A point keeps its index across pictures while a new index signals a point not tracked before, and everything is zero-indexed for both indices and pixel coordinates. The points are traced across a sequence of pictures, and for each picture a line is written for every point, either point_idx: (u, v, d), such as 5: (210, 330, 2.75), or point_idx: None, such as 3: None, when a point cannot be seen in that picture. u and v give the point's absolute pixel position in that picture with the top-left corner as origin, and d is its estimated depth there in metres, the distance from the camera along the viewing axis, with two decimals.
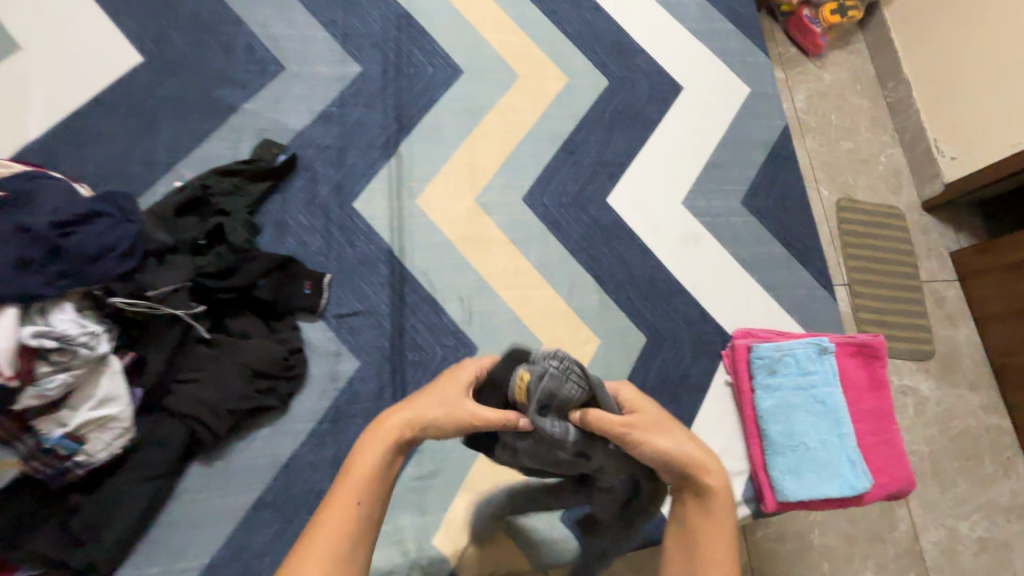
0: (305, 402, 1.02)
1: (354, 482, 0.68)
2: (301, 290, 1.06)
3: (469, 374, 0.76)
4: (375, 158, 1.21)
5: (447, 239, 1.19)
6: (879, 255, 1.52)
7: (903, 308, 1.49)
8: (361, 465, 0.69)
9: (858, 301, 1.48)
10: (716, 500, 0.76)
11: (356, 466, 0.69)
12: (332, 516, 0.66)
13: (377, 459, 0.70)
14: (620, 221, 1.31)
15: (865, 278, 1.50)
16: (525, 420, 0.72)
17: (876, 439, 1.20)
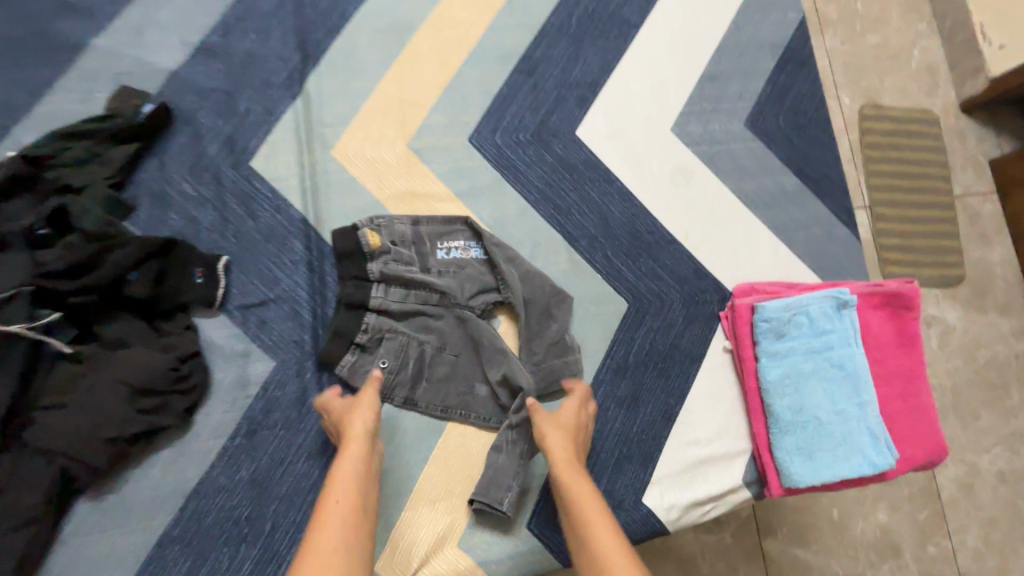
0: (210, 415, 0.84)
1: (335, 503, 0.68)
2: (190, 280, 0.85)
3: (366, 420, 0.79)
4: (276, 101, 0.96)
5: (375, 199, 0.96)
6: (909, 172, 1.23)
7: (936, 236, 1.22)
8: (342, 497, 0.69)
9: (882, 230, 1.20)
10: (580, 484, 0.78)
11: (332, 487, 0.70)
12: (324, 535, 0.64)
13: (346, 480, 0.71)
14: (593, 159, 1.06)
15: (896, 201, 1.22)
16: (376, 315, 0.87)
17: (902, 405, 1.01)
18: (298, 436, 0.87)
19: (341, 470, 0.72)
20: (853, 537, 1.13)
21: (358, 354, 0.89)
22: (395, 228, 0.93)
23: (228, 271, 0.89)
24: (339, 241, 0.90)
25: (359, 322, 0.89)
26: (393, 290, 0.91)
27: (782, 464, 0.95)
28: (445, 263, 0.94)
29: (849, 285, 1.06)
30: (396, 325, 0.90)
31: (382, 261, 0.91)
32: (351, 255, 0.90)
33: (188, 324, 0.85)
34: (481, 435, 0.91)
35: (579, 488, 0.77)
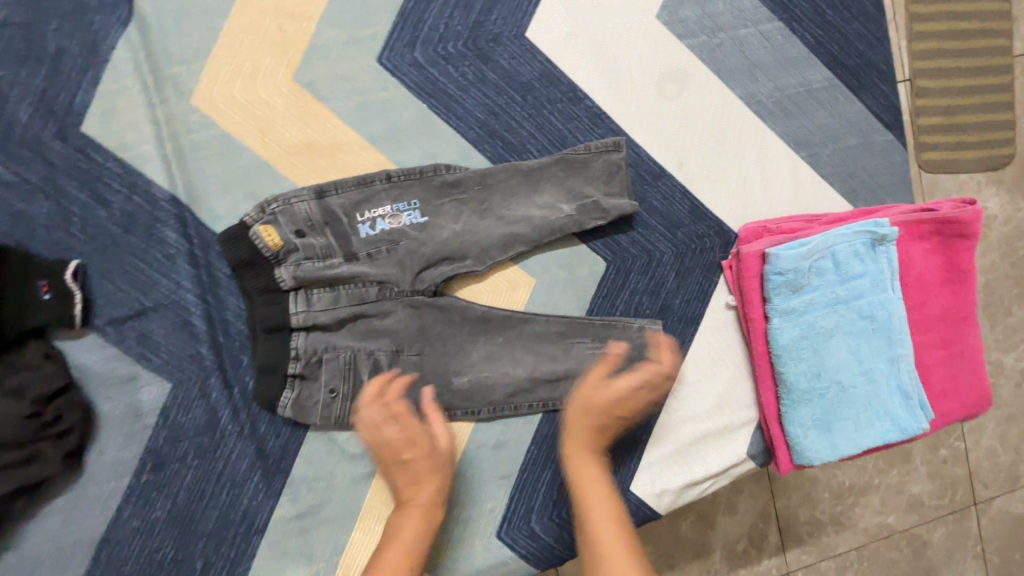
0: (104, 453, 0.70)
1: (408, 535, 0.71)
2: (33, 297, 0.66)
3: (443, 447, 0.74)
4: (98, 33, 0.69)
5: (262, 159, 0.72)
6: (969, 33, 0.90)
7: (997, 118, 0.91)
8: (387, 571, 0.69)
9: (925, 116, 0.90)
10: (591, 487, 0.72)
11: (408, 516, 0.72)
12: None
13: (415, 514, 0.72)
14: (550, 71, 0.78)
15: (964, 78, 0.90)
16: (317, 342, 0.72)
17: (943, 354, 0.84)
18: (216, 464, 0.73)
19: (404, 524, 0.71)
20: (870, 464, 1.01)
21: (299, 386, 0.72)
22: (296, 212, 0.70)
23: (85, 277, 0.69)
24: (230, 249, 0.70)
25: (286, 349, 0.71)
26: (318, 296, 0.71)
27: (793, 439, 0.81)
28: (372, 241, 0.72)
29: (887, 211, 0.83)
30: (334, 340, 0.72)
31: (293, 262, 0.70)
32: (253, 264, 0.70)
33: (47, 352, 0.67)
34: None
35: (591, 484, 0.72)
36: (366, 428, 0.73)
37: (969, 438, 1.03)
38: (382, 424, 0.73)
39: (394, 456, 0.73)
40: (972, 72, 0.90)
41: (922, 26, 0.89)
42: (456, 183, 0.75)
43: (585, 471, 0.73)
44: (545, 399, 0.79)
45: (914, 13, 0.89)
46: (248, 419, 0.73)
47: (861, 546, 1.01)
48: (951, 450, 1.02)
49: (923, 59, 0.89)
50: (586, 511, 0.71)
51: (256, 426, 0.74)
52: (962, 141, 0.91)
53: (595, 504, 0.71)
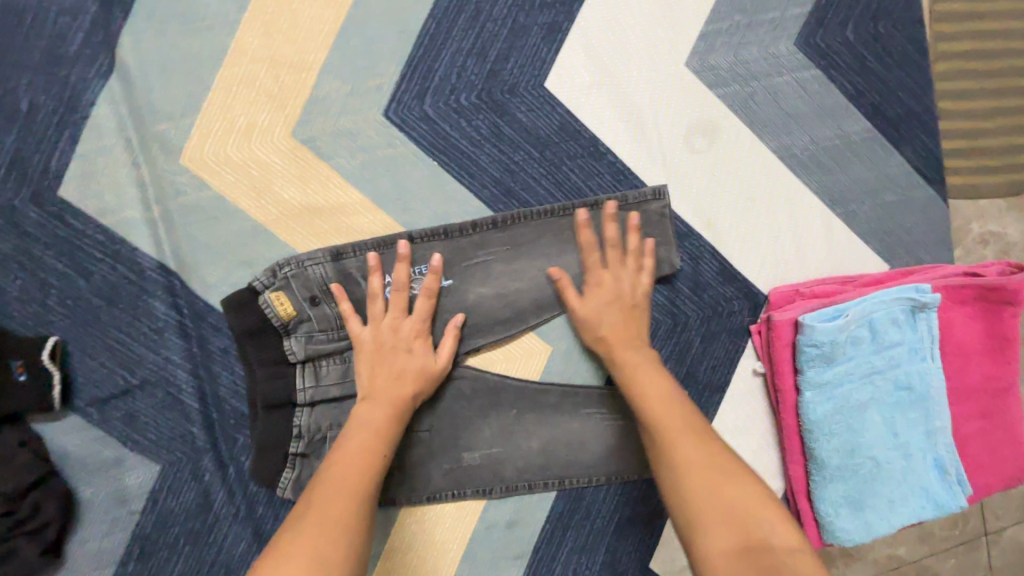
0: (86, 544, 0.65)
1: (360, 438, 0.60)
2: (7, 381, 0.60)
3: (408, 335, 0.65)
4: (76, 87, 0.62)
5: (257, 223, 0.66)
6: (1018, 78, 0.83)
7: None
8: (351, 454, 0.58)
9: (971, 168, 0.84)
10: (649, 380, 0.65)
11: (360, 418, 0.61)
12: (333, 476, 0.56)
13: (384, 409, 0.62)
14: (571, 124, 0.72)
15: (998, 113, 0.83)
16: (321, 420, 0.67)
17: (982, 425, 0.79)
18: (208, 550, 0.67)
19: (353, 431, 0.60)
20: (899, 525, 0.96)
21: (300, 465, 0.67)
22: (309, 279, 0.65)
23: (64, 354, 0.63)
24: (236, 316, 0.64)
25: (288, 426, 0.66)
26: (326, 369, 0.67)
27: (823, 517, 0.76)
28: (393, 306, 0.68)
29: (927, 274, 0.78)
30: (340, 417, 0.67)
31: (303, 334, 0.65)
32: (258, 334, 0.65)
33: (22, 439, 0.62)
34: (446, 517, 0.73)
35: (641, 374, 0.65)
36: (627, 285, 0.70)
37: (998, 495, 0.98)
38: (616, 272, 0.70)
39: (621, 306, 0.69)
40: (1013, 109, 0.83)
41: (957, 59, 0.82)
42: (483, 246, 0.70)
43: (640, 366, 0.66)
44: (562, 475, 0.74)
45: (942, 42, 0.82)
46: (243, 501, 0.68)
47: None
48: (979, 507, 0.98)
49: (956, 97, 0.82)
50: (648, 394, 0.63)
51: (252, 508, 0.68)
52: (992, 177, 0.83)
53: (649, 395, 0.63)
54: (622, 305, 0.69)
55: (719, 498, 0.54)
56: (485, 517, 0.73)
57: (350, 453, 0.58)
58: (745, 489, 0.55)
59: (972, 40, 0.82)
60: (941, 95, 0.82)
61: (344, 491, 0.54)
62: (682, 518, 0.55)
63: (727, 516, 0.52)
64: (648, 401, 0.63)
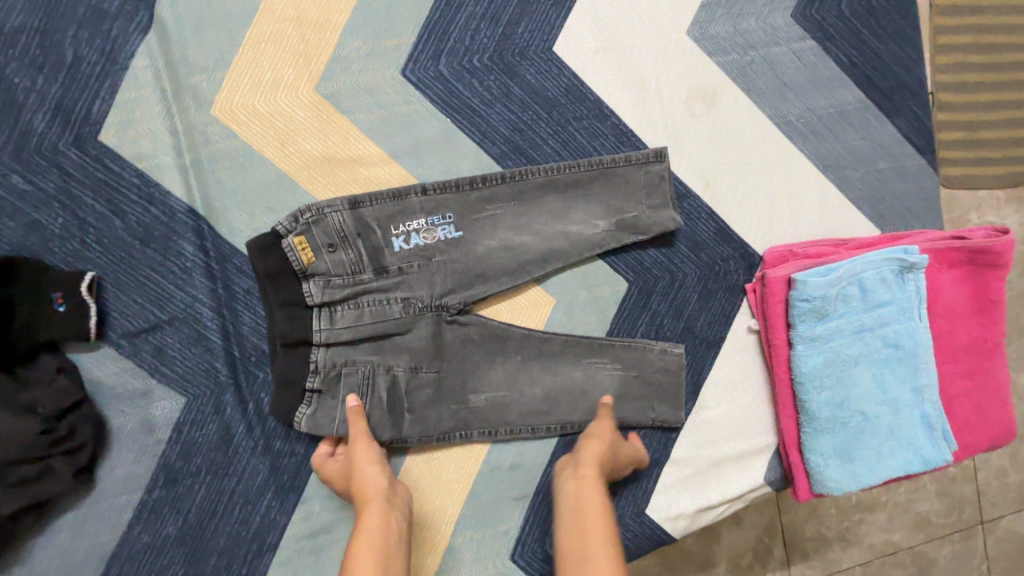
0: (116, 468, 0.69)
1: (370, 515, 0.63)
2: (47, 310, 0.65)
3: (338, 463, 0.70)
4: (117, 40, 0.67)
5: (281, 172, 0.71)
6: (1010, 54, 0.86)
7: None
8: (370, 533, 0.62)
9: (963, 140, 0.87)
10: (598, 519, 0.64)
11: (365, 493, 0.65)
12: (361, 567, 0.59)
13: (377, 478, 0.67)
14: (577, 87, 0.76)
15: (988, 88, 0.86)
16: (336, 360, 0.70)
17: (968, 384, 0.82)
18: (228, 481, 0.71)
19: (365, 513, 0.64)
20: (889, 490, 0.99)
21: (316, 402, 0.70)
22: (328, 226, 0.69)
23: (100, 289, 0.68)
24: (259, 257, 0.68)
25: (306, 362, 0.70)
26: (341, 313, 0.70)
27: (814, 468, 0.79)
28: (406, 255, 0.71)
29: (917, 238, 0.82)
30: (354, 355, 0.71)
31: (320, 281, 0.69)
32: (279, 276, 0.68)
33: (60, 366, 0.66)
34: (453, 458, 0.77)
35: (584, 504, 0.66)
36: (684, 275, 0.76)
37: (987, 464, 1.01)
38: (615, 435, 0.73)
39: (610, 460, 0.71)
40: (1003, 84, 0.86)
41: (949, 36, 0.86)
42: (494, 200, 0.73)
43: (590, 504, 0.66)
44: (563, 420, 0.77)
45: (936, 19, 0.85)
46: (262, 435, 0.72)
47: (864, 553, 0.98)
48: (969, 475, 1.01)
49: (947, 73, 0.86)
50: (583, 536, 0.63)
51: (270, 443, 0.72)
52: (980, 149, 0.87)
53: (597, 540, 0.62)
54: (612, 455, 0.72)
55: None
56: (489, 460, 0.77)
57: (368, 539, 0.61)
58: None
59: (964, 17, 0.86)
60: (933, 69, 0.86)
61: None
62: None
63: None
64: (585, 550, 0.62)
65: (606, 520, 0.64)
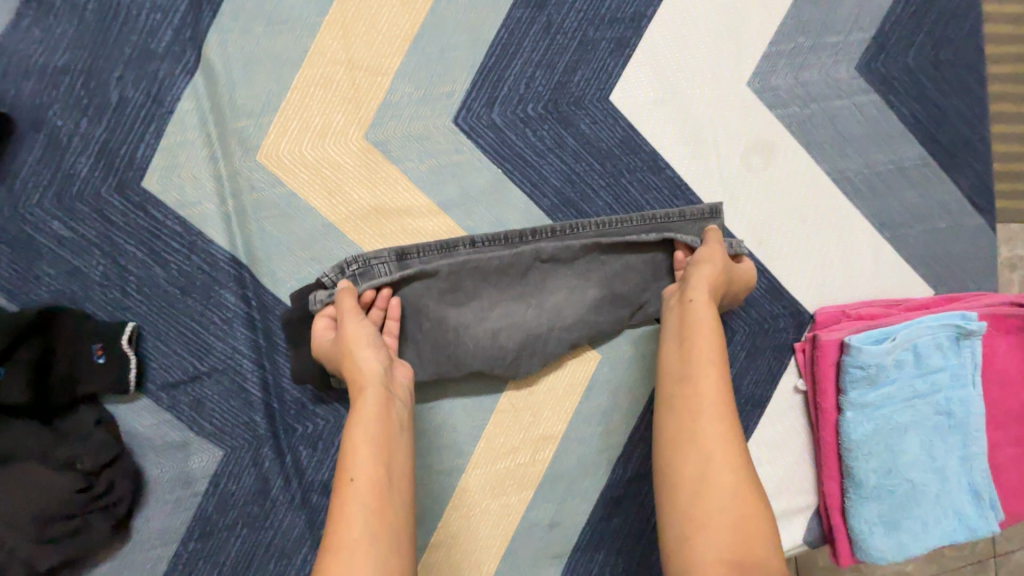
0: (151, 521, 0.67)
1: (366, 391, 0.58)
2: (87, 361, 0.63)
3: (325, 333, 0.64)
4: (163, 82, 0.64)
5: (327, 222, 0.68)
6: None
7: None
8: (368, 409, 0.57)
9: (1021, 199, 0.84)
10: (707, 354, 0.61)
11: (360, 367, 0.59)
12: (360, 445, 0.55)
13: (370, 347, 0.60)
14: (633, 138, 0.74)
15: None
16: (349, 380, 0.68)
17: (1017, 452, 0.80)
18: (265, 534, 0.69)
19: (359, 396, 0.58)
20: None
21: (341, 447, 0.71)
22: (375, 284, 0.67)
23: (140, 339, 0.66)
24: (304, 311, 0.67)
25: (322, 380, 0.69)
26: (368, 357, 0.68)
27: (858, 535, 0.77)
28: (451, 311, 0.69)
29: (972, 301, 0.80)
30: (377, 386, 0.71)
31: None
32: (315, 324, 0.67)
33: (98, 417, 0.64)
34: (490, 515, 0.75)
35: (699, 352, 0.62)
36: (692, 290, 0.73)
37: None
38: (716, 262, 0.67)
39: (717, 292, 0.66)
40: None
41: (1014, 91, 0.83)
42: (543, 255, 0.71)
43: (697, 334, 0.62)
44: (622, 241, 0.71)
45: (1003, 73, 0.82)
46: (300, 489, 0.70)
47: None
48: None
49: (1011, 129, 0.83)
50: (688, 366, 0.62)
51: (307, 496, 0.70)
52: None
53: (700, 369, 0.61)
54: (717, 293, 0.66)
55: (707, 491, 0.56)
56: (527, 517, 0.76)
57: (367, 419, 0.56)
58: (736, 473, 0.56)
59: None
60: (997, 125, 0.83)
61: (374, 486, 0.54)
62: (689, 498, 0.56)
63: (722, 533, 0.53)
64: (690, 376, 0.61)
65: (714, 342, 0.62)
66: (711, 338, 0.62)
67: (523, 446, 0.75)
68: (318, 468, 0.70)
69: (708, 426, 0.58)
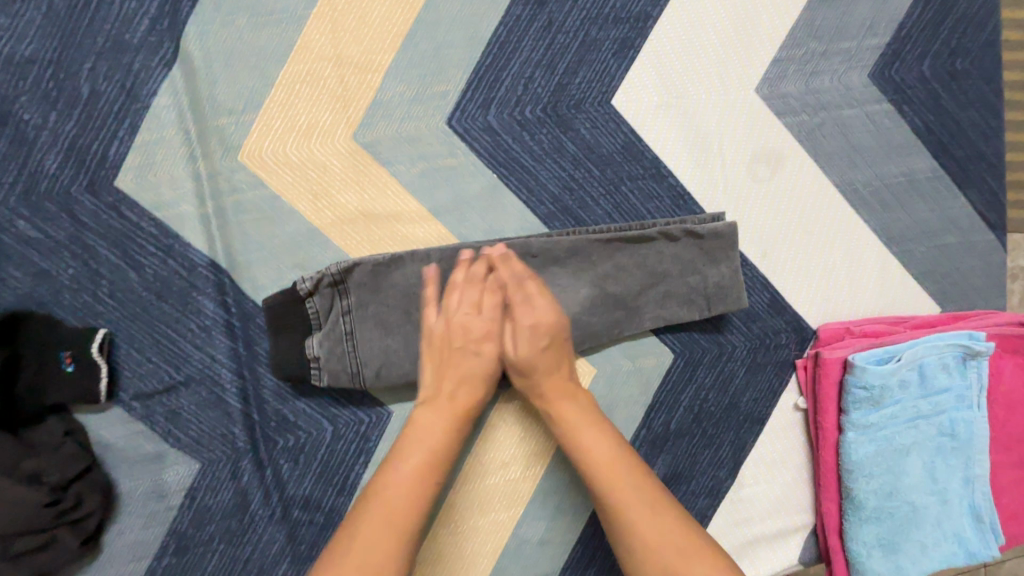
0: (124, 534, 0.65)
1: (472, 389, 0.63)
2: (56, 370, 0.60)
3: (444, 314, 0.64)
4: (138, 76, 0.61)
5: (312, 227, 0.65)
6: None
7: None
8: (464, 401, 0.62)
9: None
10: (579, 412, 0.64)
11: (484, 365, 0.64)
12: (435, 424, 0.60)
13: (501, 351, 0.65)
14: (635, 145, 0.70)
15: None
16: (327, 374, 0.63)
17: (1020, 474, 0.79)
18: (243, 550, 0.67)
19: (463, 389, 0.63)
20: None
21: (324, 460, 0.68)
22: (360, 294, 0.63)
23: (112, 346, 0.62)
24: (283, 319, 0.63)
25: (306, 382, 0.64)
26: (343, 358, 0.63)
27: (855, 557, 0.75)
28: None
29: (980, 320, 0.77)
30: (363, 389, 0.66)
31: (337, 312, 0.63)
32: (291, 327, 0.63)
33: (67, 428, 0.61)
34: (478, 532, 0.72)
35: (567, 417, 0.64)
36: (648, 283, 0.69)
37: None
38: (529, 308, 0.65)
39: (554, 343, 0.65)
40: None
41: None
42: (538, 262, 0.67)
43: (586, 429, 0.63)
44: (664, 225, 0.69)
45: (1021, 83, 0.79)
46: (280, 503, 0.67)
47: None
48: None
49: None
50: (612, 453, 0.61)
51: (288, 511, 0.67)
52: None
53: (584, 436, 0.63)
54: (553, 344, 0.65)
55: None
56: (517, 534, 0.73)
57: (456, 408, 0.62)
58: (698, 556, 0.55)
59: None
60: (1013, 137, 0.80)
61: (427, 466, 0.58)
62: (635, 553, 0.57)
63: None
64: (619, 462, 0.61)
65: (606, 430, 0.63)
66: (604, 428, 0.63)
67: (513, 461, 0.72)
68: (300, 482, 0.68)
69: (643, 515, 0.58)
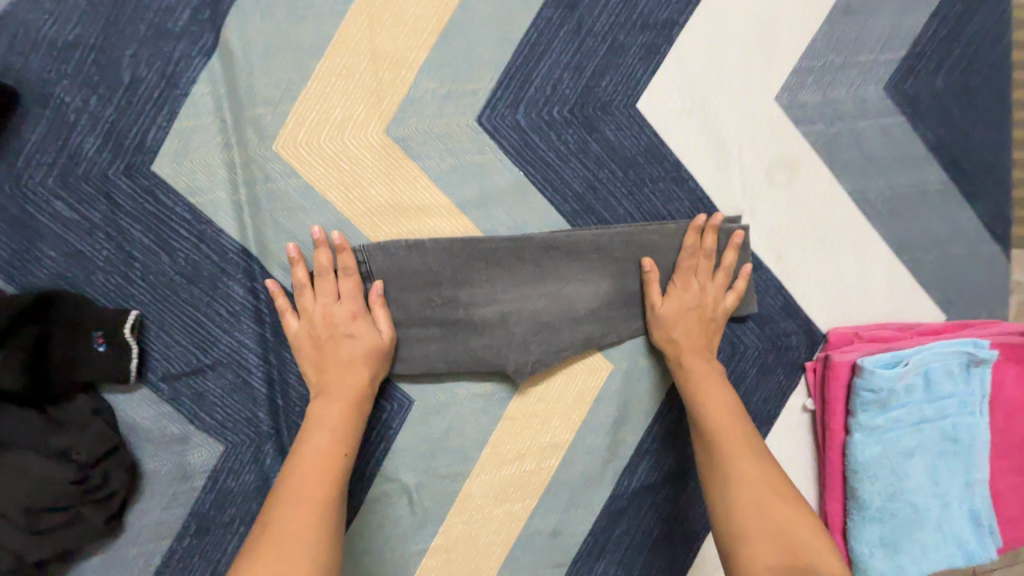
0: (146, 514, 0.66)
1: (351, 374, 0.63)
2: (87, 349, 0.61)
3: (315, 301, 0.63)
4: (179, 64, 0.62)
5: (342, 217, 0.66)
6: None
7: None
8: (353, 381, 0.63)
9: None
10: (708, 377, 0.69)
11: (346, 347, 0.63)
12: (332, 410, 0.61)
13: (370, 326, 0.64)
14: (657, 147, 0.72)
15: None
16: None
17: (1018, 480, 0.81)
18: None
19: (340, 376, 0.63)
20: None
21: None
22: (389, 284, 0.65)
23: (142, 328, 0.64)
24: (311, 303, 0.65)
25: None
26: None
27: (859, 556, 0.77)
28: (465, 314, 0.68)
29: (983, 329, 0.80)
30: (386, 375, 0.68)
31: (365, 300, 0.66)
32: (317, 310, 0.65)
33: (96, 407, 0.62)
34: (492, 521, 0.74)
35: (706, 380, 0.69)
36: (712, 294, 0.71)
37: None
38: (703, 281, 0.71)
39: (701, 314, 0.71)
40: None
41: None
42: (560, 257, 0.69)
43: (712, 390, 0.68)
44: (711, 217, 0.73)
45: None
46: None
47: None
48: None
49: None
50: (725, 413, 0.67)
51: None
52: None
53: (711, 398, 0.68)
54: (700, 312, 0.71)
55: (769, 517, 0.60)
56: (531, 524, 0.75)
57: (341, 393, 0.62)
58: (792, 507, 0.61)
59: None
60: (1021, 153, 0.82)
61: (324, 459, 0.59)
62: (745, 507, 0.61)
63: (771, 535, 0.59)
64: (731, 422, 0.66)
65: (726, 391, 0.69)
66: (726, 392, 0.69)
67: (529, 453, 0.74)
68: None
69: (752, 464, 0.64)
